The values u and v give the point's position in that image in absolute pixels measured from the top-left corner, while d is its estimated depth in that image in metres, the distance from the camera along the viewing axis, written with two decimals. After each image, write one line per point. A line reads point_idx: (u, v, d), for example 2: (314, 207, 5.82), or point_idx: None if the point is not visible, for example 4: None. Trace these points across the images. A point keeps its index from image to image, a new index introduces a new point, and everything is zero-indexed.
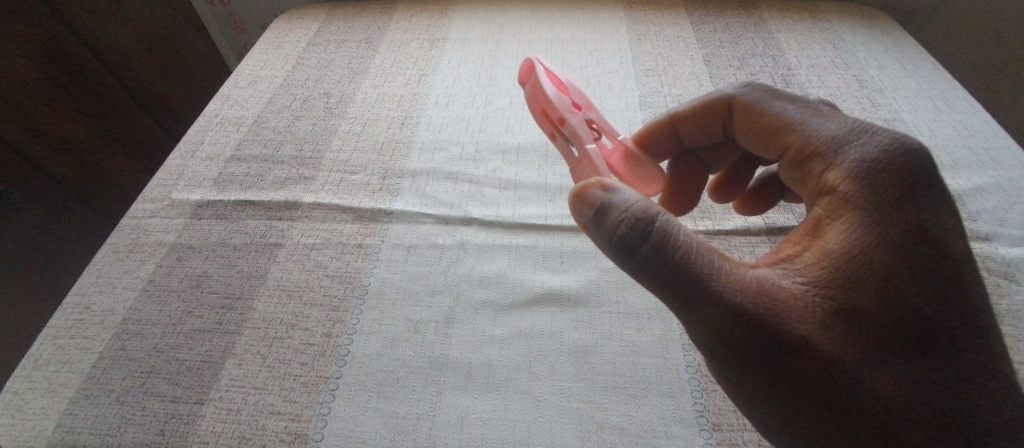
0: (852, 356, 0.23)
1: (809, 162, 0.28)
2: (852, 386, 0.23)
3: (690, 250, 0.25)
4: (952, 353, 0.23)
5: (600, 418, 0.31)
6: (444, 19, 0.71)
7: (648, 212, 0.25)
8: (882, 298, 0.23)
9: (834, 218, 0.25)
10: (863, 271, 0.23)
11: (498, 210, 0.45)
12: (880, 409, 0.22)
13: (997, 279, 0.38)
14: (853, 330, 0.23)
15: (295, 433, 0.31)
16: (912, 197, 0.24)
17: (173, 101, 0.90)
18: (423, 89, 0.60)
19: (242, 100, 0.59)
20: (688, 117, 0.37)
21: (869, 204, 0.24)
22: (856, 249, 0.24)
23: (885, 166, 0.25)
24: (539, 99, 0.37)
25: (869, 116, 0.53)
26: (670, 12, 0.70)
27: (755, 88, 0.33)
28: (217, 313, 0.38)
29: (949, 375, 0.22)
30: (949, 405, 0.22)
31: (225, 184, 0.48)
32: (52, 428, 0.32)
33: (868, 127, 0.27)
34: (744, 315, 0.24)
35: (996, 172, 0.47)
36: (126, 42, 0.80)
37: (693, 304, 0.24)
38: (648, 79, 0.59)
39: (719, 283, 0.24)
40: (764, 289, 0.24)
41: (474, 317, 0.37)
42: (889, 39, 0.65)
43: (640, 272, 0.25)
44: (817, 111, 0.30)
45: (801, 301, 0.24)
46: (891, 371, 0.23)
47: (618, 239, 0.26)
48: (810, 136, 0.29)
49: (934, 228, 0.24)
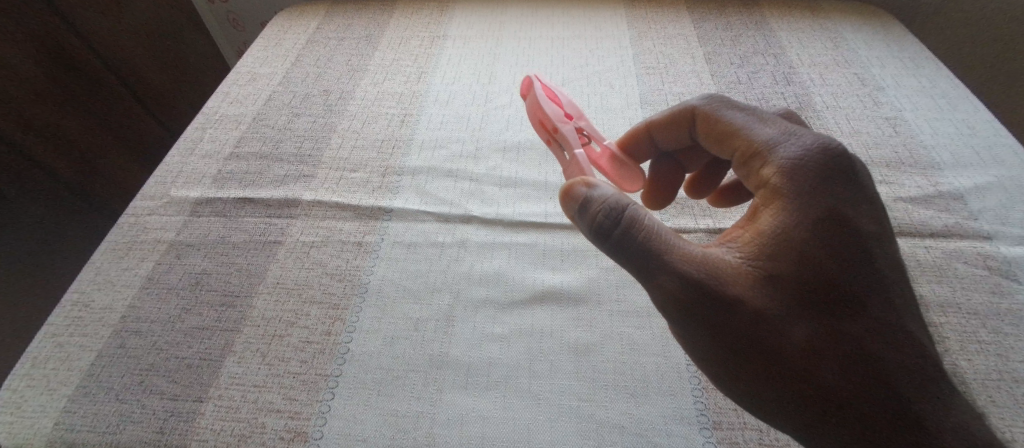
0: (785, 320, 0.24)
1: (749, 161, 0.28)
2: (781, 344, 0.24)
3: (647, 228, 0.26)
4: (867, 314, 0.23)
5: (600, 416, 0.31)
6: (444, 17, 0.71)
7: (621, 203, 0.27)
8: (808, 267, 0.24)
9: (766, 204, 0.26)
10: (791, 245, 0.24)
11: (498, 208, 0.45)
12: (805, 365, 0.23)
13: (998, 278, 0.38)
14: (784, 295, 0.24)
15: (294, 431, 0.31)
16: (833, 181, 0.25)
17: (170, 99, 0.91)
18: (423, 86, 0.59)
19: (241, 97, 0.59)
20: (661, 126, 0.36)
21: (796, 189, 0.25)
22: (786, 227, 0.24)
23: (808, 159, 0.25)
24: (537, 111, 0.38)
25: (871, 114, 0.53)
26: (671, 9, 0.69)
27: (709, 97, 0.33)
28: (216, 310, 0.38)
29: (864, 333, 0.23)
30: (862, 357, 0.23)
31: (226, 181, 0.48)
32: (50, 426, 0.32)
33: (798, 129, 0.27)
34: (689, 284, 0.24)
35: (997, 171, 0.47)
36: (124, 38, 0.80)
37: (645, 275, 0.26)
38: (648, 77, 0.58)
39: (668, 254, 0.25)
40: (708, 261, 0.25)
41: (474, 315, 0.37)
42: (892, 38, 0.64)
43: (609, 251, 0.27)
44: (760, 114, 0.30)
45: (738, 272, 0.25)
46: (821, 331, 0.23)
47: (596, 225, 0.27)
48: (750, 136, 0.28)
49: (853, 211, 0.24)
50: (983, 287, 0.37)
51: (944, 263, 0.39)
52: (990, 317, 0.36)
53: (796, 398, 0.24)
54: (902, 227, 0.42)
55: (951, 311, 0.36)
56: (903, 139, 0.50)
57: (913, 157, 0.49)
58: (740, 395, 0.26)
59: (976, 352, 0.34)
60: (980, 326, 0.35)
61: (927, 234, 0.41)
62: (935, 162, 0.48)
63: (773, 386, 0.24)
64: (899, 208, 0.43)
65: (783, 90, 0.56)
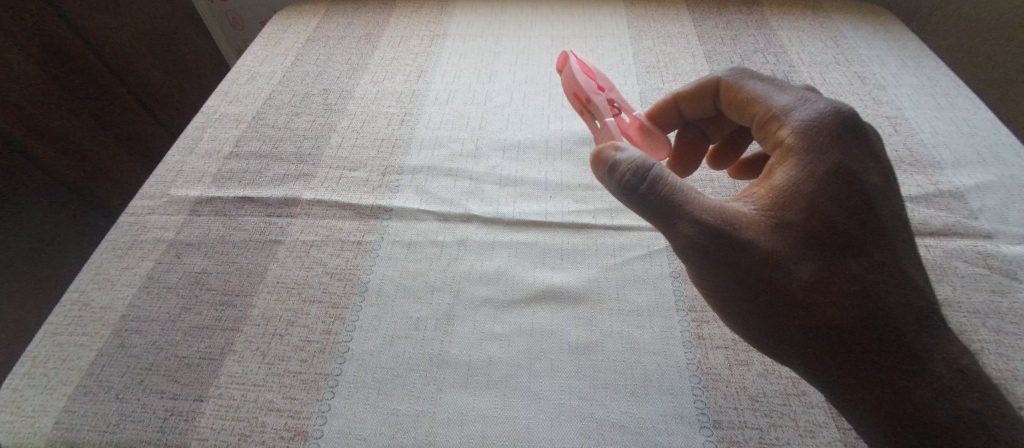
0: (792, 260, 0.26)
1: (767, 126, 0.30)
2: (787, 279, 0.26)
3: (671, 183, 0.28)
4: (867, 256, 0.26)
5: (600, 415, 0.31)
6: (444, 16, 0.71)
7: (647, 162, 0.28)
8: (817, 212, 0.26)
9: (781, 160, 0.28)
10: (802, 195, 0.26)
11: (498, 206, 0.45)
12: (807, 297, 0.25)
13: (999, 277, 0.38)
14: (794, 238, 0.26)
15: (295, 430, 0.31)
16: (842, 139, 0.27)
17: (170, 98, 0.91)
18: (422, 85, 0.59)
19: (240, 96, 0.58)
20: (688, 96, 0.37)
21: (807, 147, 0.27)
22: (798, 180, 0.27)
23: (820, 121, 0.28)
24: (571, 83, 0.38)
25: (871, 113, 0.53)
26: (672, 8, 0.69)
27: (733, 69, 0.35)
28: (216, 310, 0.38)
29: (864, 272, 0.25)
30: (861, 292, 0.25)
31: (224, 180, 0.48)
32: (51, 425, 0.32)
33: (813, 96, 0.30)
34: (708, 230, 0.27)
35: (998, 169, 0.47)
36: (123, 36, 0.80)
37: (667, 224, 0.28)
38: (649, 76, 0.58)
39: (690, 205, 0.27)
40: (726, 209, 0.27)
41: (474, 314, 0.37)
42: (892, 36, 0.64)
43: (635, 206, 0.29)
44: (779, 83, 0.32)
45: (752, 219, 0.27)
46: (827, 269, 0.25)
47: (624, 182, 0.28)
48: (768, 103, 0.30)
49: (860, 166, 0.27)
50: (983, 286, 0.37)
51: (945, 262, 0.39)
52: (991, 315, 0.36)
53: (802, 329, 0.26)
54: None
55: (951, 310, 0.36)
56: (904, 138, 0.50)
57: (914, 155, 0.48)
58: (749, 329, 0.28)
59: (976, 351, 0.34)
60: (981, 324, 0.35)
61: (928, 232, 0.41)
62: (935, 160, 0.48)
63: (780, 320, 0.26)
64: None
65: None
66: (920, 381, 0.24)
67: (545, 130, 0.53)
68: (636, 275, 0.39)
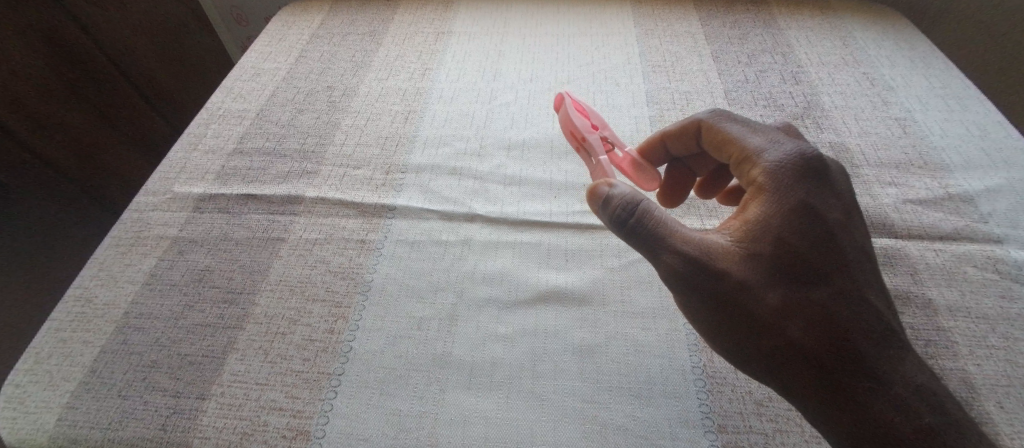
0: (762, 289, 0.26)
1: (741, 165, 0.30)
2: (755, 304, 0.26)
3: (658, 216, 0.28)
4: (827, 280, 0.26)
5: (604, 418, 0.31)
6: (449, 13, 0.70)
7: (636, 198, 0.29)
8: (784, 245, 0.26)
9: (753, 197, 0.28)
10: (772, 231, 0.26)
11: (502, 207, 0.45)
12: (773, 321, 0.26)
13: (1008, 282, 0.37)
14: (764, 268, 0.26)
15: (296, 430, 0.31)
16: (808, 181, 0.27)
17: (173, 92, 0.91)
18: (427, 84, 0.59)
19: (244, 93, 0.58)
20: (675, 135, 0.37)
21: (777, 186, 0.27)
22: (770, 217, 0.27)
23: (790, 163, 0.28)
24: (568, 123, 0.41)
25: (880, 115, 0.53)
26: (679, 7, 0.69)
27: (714, 110, 0.35)
28: (218, 308, 0.38)
29: (825, 294, 0.26)
30: (822, 315, 0.25)
31: (228, 177, 0.48)
32: (53, 422, 0.32)
33: (783, 138, 0.30)
34: (688, 260, 0.27)
35: (1009, 173, 0.46)
36: (126, 30, 0.80)
37: (652, 255, 0.28)
38: (655, 75, 0.58)
39: (672, 236, 0.28)
40: (703, 241, 0.28)
41: (477, 315, 0.37)
42: (901, 36, 0.64)
43: (623, 237, 0.29)
44: (754, 124, 0.32)
45: (726, 251, 0.27)
46: (794, 296, 0.26)
47: (615, 217, 0.29)
48: (743, 143, 0.31)
49: (823, 205, 0.27)
50: (993, 292, 0.37)
51: (954, 267, 0.39)
52: (999, 322, 0.35)
53: (769, 350, 0.26)
54: (912, 230, 0.41)
55: (960, 316, 0.36)
56: (913, 140, 0.50)
57: (924, 158, 0.48)
58: (726, 350, 0.28)
59: (984, 357, 0.33)
60: (989, 330, 0.35)
61: (936, 236, 0.41)
62: (944, 164, 0.47)
63: (748, 341, 0.27)
64: (908, 211, 0.43)
65: (791, 90, 0.56)
66: (879, 399, 0.24)
67: (549, 129, 0.53)
68: (639, 278, 0.39)
